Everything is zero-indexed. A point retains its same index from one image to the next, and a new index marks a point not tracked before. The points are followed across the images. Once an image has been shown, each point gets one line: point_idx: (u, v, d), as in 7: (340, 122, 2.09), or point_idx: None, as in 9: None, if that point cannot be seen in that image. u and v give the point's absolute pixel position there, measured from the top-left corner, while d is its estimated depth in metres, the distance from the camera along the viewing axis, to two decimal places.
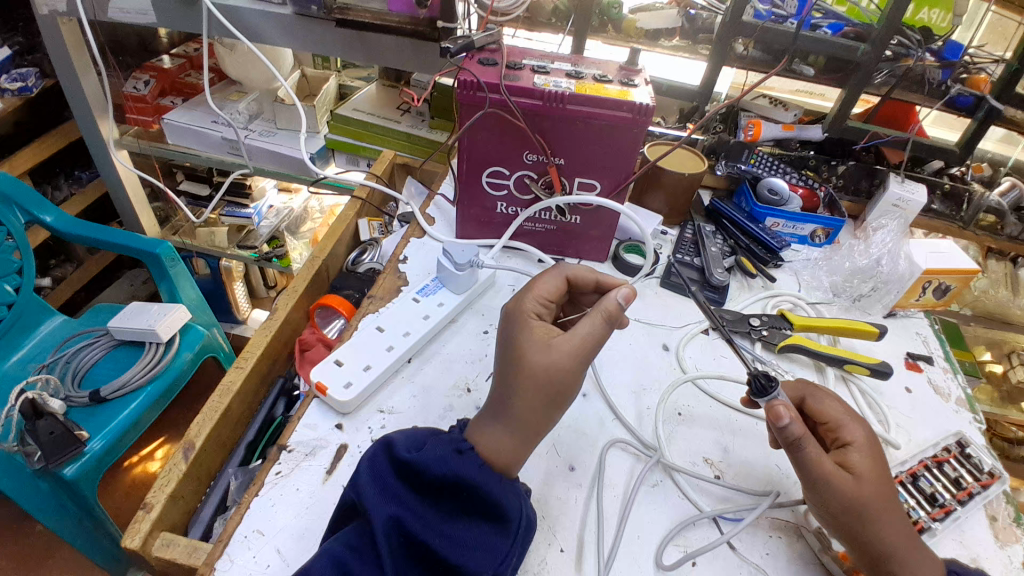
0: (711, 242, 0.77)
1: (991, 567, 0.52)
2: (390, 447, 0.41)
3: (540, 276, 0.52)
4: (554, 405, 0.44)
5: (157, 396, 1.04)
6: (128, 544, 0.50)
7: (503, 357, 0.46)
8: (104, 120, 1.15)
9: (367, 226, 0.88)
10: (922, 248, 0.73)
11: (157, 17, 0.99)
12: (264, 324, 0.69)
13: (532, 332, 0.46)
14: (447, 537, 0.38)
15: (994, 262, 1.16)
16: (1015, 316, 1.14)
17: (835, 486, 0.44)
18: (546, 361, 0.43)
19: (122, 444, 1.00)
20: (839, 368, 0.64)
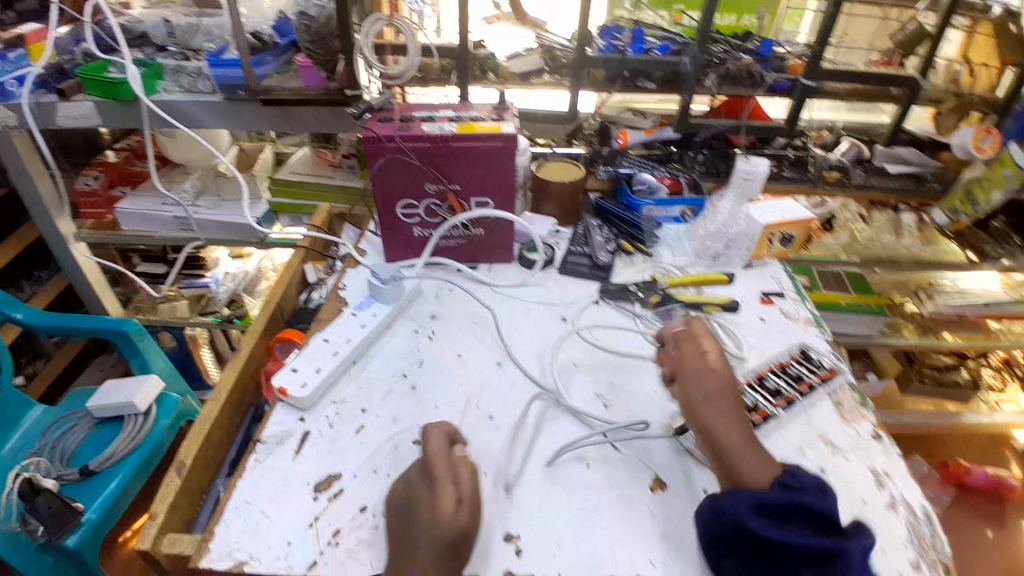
0: (597, 233, 0.94)
1: (838, 438, 0.66)
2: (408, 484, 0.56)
3: (429, 435, 0.57)
4: (454, 556, 0.50)
5: (137, 469, 1.11)
6: (140, 545, 0.61)
7: (408, 512, 0.52)
8: (62, 218, 1.27)
9: (313, 270, 1.02)
10: (763, 209, 0.90)
11: (100, 119, 1.13)
12: (230, 365, 0.81)
13: (423, 490, 0.53)
14: None
15: (878, 212, 1.32)
16: (901, 257, 1.23)
17: (703, 380, 0.61)
18: (445, 522, 0.50)
19: (113, 513, 1.08)
20: (700, 311, 0.81)
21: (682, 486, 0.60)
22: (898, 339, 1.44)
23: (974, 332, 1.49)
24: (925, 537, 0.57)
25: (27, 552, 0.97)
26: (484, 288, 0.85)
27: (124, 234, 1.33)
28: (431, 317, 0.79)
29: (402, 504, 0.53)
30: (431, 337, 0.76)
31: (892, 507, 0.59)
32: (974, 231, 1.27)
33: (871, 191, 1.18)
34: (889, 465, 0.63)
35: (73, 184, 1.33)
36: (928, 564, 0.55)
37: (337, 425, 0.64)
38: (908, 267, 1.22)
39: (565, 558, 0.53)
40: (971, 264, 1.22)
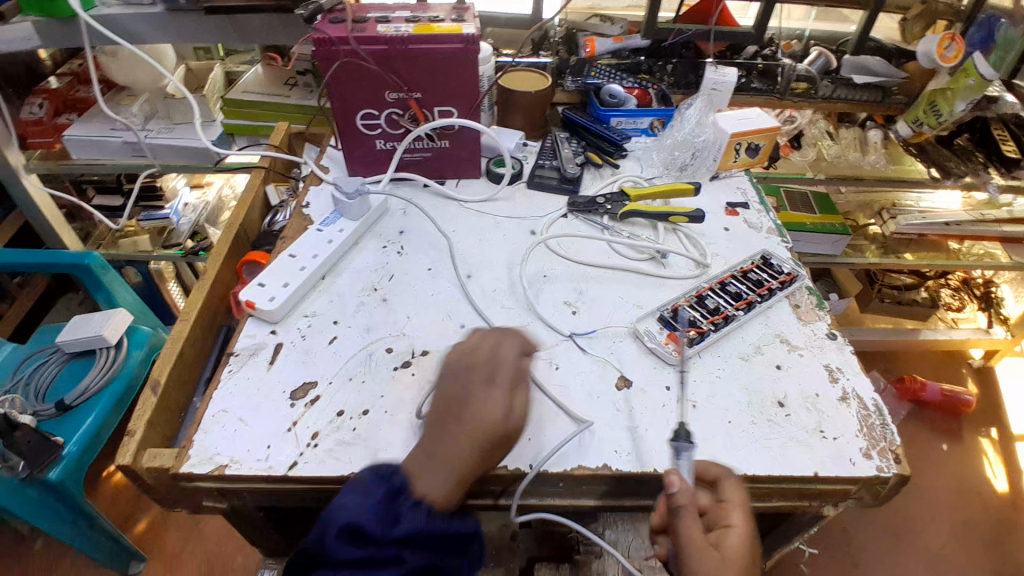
0: (565, 146, 0.92)
1: (796, 338, 0.70)
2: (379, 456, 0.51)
3: (507, 339, 0.55)
4: (492, 453, 0.50)
5: (115, 403, 1.09)
6: (120, 462, 0.61)
7: (452, 406, 0.51)
8: (8, 150, 1.19)
9: (275, 192, 0.99)
10: (731, 118, 0.90)
11: (42, 41, 1.04)
12: (198, 285, 0.80)
13: (476, 384, 0.52)
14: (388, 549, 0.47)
15: (845, 130, 1.34)
16: (865, 172, 1.26)
17: None
18: (495, 423, 0.50)
19: (93, 448, 1.07)
20: (667, 222, 0.82)
21: (646, 383, 0.63)
22: (862, 259, 1.49)
23: (936, 252, 1.55)
24: (875, 427, 0.62)
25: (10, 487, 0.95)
26: (452, 203, 0.84)
27: (75, 163, 1.26)
28: (400, 233, 0.78)
29: (455, 387, 0.52)
30: (401, 252, 0.76)
31: (845, 401, 0.64)
32: (937, 148, 1.27)
33: (836, 103, 1.19)
34: (842, 360, 0.68)
35: (19, 113, 1.25)
36: (877, 452, 0.60)
37: (309, 336, 0.64)
38: (870, 184, 1.25)
39: (535, 450, 0.57)
40: (933, 181, 1.22)
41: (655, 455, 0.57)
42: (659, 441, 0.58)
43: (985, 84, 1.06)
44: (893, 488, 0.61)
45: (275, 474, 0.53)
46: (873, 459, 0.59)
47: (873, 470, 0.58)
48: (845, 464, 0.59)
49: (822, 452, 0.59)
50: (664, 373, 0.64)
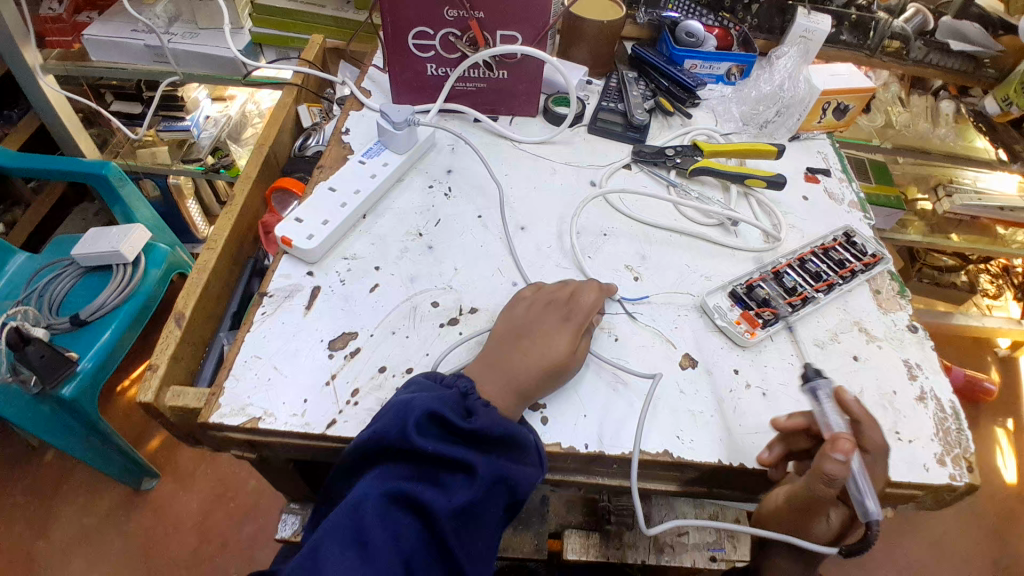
0: (633, 88, 0.82)
1: (873, 326, 0.64)
2: (436, 415, 0.46)
3: (584, 288, 0.57)
4: (544, 382, 0.51)
5: (133, 317, 1.06)
6: (143, 398, 0.58)
7: (525, 331, 0.53)
8: (26, 46, 1.11)
9: (308, 113, 0.91)
10: (822, 73, 0.81)
11: None
12: (225, 212, 0.74)
13: (548, 318, 0.54)
14: (429, 485, 0.44)
15: (916, 97, 1.22)
16: (934, 145, 1.16)
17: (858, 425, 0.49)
18: (549, 354, 0.51)
19: (111, 362, 1.03)
20: (740, 185, 0.74)
21: (713, 365, 0.58)
22: (905, 236, 1.40)
23: (981, 236, 1.46)
24: (951, 432, 0.57)
25: (22, 405, 0.92)
26: (503, 142, 0.76)
27: (95, 66, 1.17)
28: (447, 172, 0.71)
29: (525, 317, 0.55)
30: (447, 194, 0.69)
31: (922, 401, 0.59)
32: (1007, 130, 1.15)
33: (926, 69, 1.11)
34: (923, 356, 0.62)
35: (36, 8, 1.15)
36: (951, 459, 0.55)
37: (349, 281, 0.59)
38: (936, 160, 1.16)
39: (592, 430, 0.52)
40: (998, 164, 1.15)
41: (721, 446, 0.52)
42: (727, 433, 0.53)
43: None
44: (958, 496, 0.56)
45: (312, 431, 0.49)
46: (947, 467, 0.55)
47: (946, 479, 0.54)
48: (917, 470, 0.54)
49: (895, 455, 0.55)
50: (732, 355, 0.58)
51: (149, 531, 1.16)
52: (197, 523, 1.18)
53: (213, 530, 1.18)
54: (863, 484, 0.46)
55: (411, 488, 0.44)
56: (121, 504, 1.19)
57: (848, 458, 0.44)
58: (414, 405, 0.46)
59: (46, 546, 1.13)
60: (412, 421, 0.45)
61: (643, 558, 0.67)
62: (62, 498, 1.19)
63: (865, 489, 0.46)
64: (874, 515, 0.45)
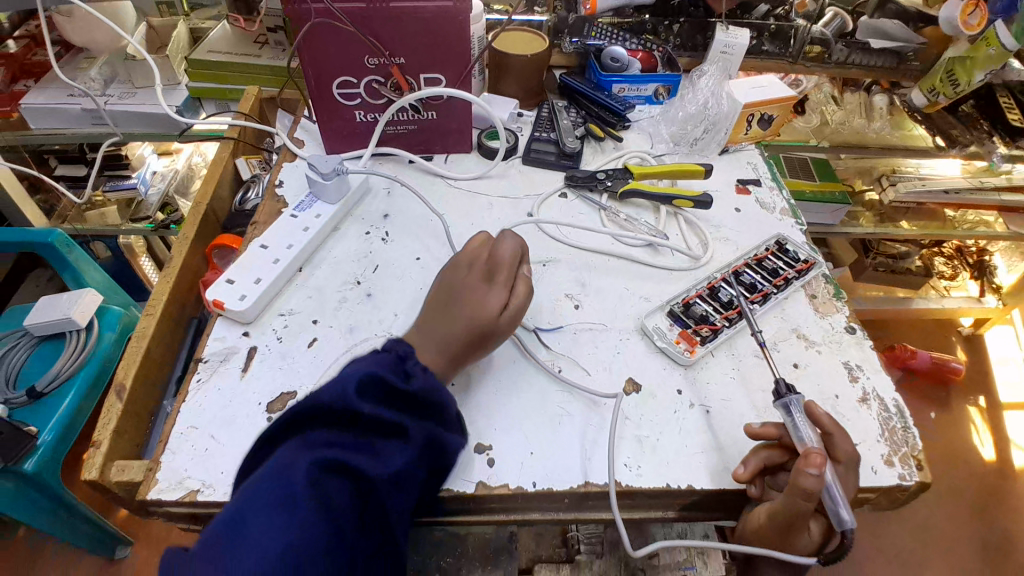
0: (563, 116, 0.84)
1: (812, 331, 0.65)
2: (378, 377, 0.45)
3: (503, 241, 0.58)
4: (477, 345, 0.53)
5: (91, 385, 1.03)
6: (87, 477, 0.56)
7: (454, 293, 0.54)
8: None
9: (246, 165, 0.90)
10: (742, 87, 0.84)
11: None
12: (163, 273, 0.73)
13: (473, 276, 0.55)
14: (362, 453, 0.43)
15: (851, 94, 1.26)
16: (871, 140, 1.20)
17: (834, 443, 0.51)
18: (479, 313, 0.52)
19: (71, 433, 1.00)
20: (669, 205, 0.75)
21: (656, 386, 0.58)
22: (856, 228, 1.44)
23: (932, 221, 1.49)
24: (897, 431, 0.58)
25: None
26: (439, 182, 0.77)
27: (35, 134, 1.16)
28: (384, 217, 0.71)
29: (452, 279, 0.55)
30: (385, 239, 0.69)
31: (865, 403, 0.60)
32: (943, 117, 1.21)
33: (849, 69, 1.15)
34: (862, 357, 0.63)
35: None
36: (899, 459, 0.56)
37: (286, 338, 0.58)
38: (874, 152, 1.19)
39: (539, 468, 0.52)
40: (937, 150, 1.18)
41: (668, 471, 0.53)
42: (674, 456, 0.54)
43: (1006, 55, 1.01)
44: (912, 494, 0.57)
45: None
46: (896, 467, 0.56)
47: (895, 480, 0.55)
48: (867, 474, 0.55)
49: None
50: (675, 375, 0.59)
51: None
52: None
53: None
54: (837, 494, 0.47)
55: (347, 456, 0.42)
56: None
57: (822, 472, 0.45)
58: (352, 373, 0.45)
59: None
60: (355, 388, 0.44)
61: None
62: None
63: (839, 499, 0.47)
64: (847, 525, 0.46)
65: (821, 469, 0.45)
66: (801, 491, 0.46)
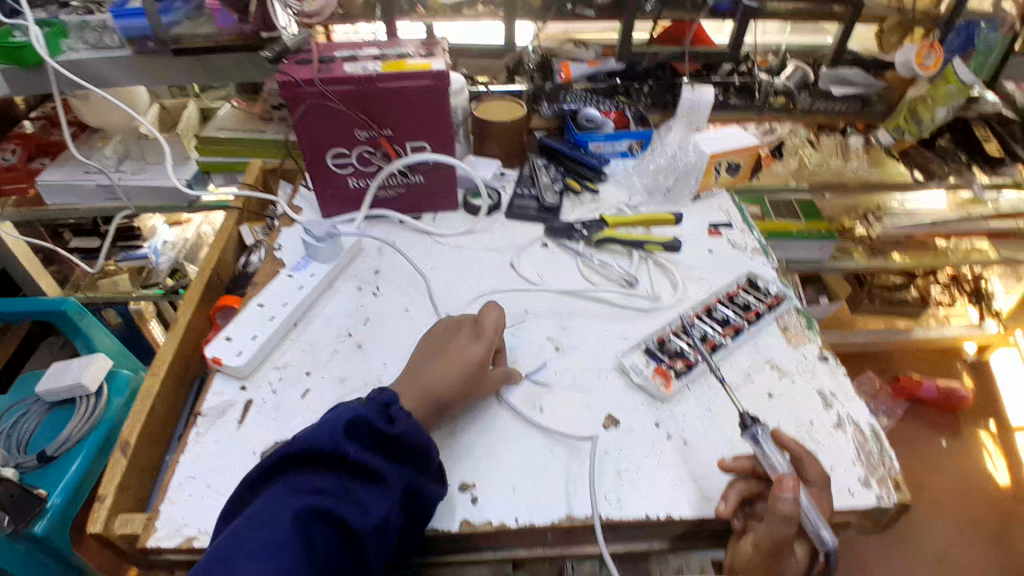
0: (543, 174, 0.91)
1: (786, 361, 0.68)
2: (365, 424, 0.48)
3: (489, 307, 0.63)
4: (470, 384, 0.57)
5: (99, 448, 1.04)
6: (90, 531, 0.58)
7: (441, 345, 0.59)
8: None
9: (249, 232, 0.97)
10: (707, 138, 0.90)
11: (9, 88, 0.97)
12: (169, 335, 0.77)
13: (461, 335, 0.60)
14: (346, 500, 0.46)
15: (824, 135, 1.32)
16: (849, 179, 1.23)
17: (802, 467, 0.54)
18: (465, 357, 0.57)
19: (78, 498, 1.02)
20: (642, 251, 0.81)
21: (635, 421, 0.61)
22: (850, 264, 1.47)
23: (923, 251, 1.52)
24: (872, 454, 0.60)
25: None
26: (426, 239, 0.82)
27: (49, 209, 1.23)
28: (374, 273, 0.76)
29: (441, 340, 0.60)
30: (375, 293, 0.73)
31: (840, 427, 0.62)
32: (919, 151, 1.23)
33: (815, 115, 1.22)
34: (836, 386, 0.66)
35: None
36: (876, 481, 0.58)
37: (280, 390, 0.62)
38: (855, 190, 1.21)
39: (521, 504, 0.54)
40: (917, 184, 1.21)
41: (647, 502, 0.54)
42: (653, 488, 0.56)
43: (965, 89, 1.09)
44: (894, 517, 0.59)
45: None
46: (872, 488, 0.57)
47: (873, 500, 0.56)
48: (845, 496, 0.56)
49: None
50: (653, 410, 0.62)
51: None
52: None
53: None
54: (815, 516, 0.49)
55: (333, 504, 0.45)
56: None
57: (795, 495, 0.47)
58: (342, 417, 0.48)
59: None
60: (339, 434, 0.47)
61: None
62: None
63: (818, 520, 0.49)
64: (829, 544, 0.47)
65: (793, 493, 0.47)
66: (779, 517, 0.47)
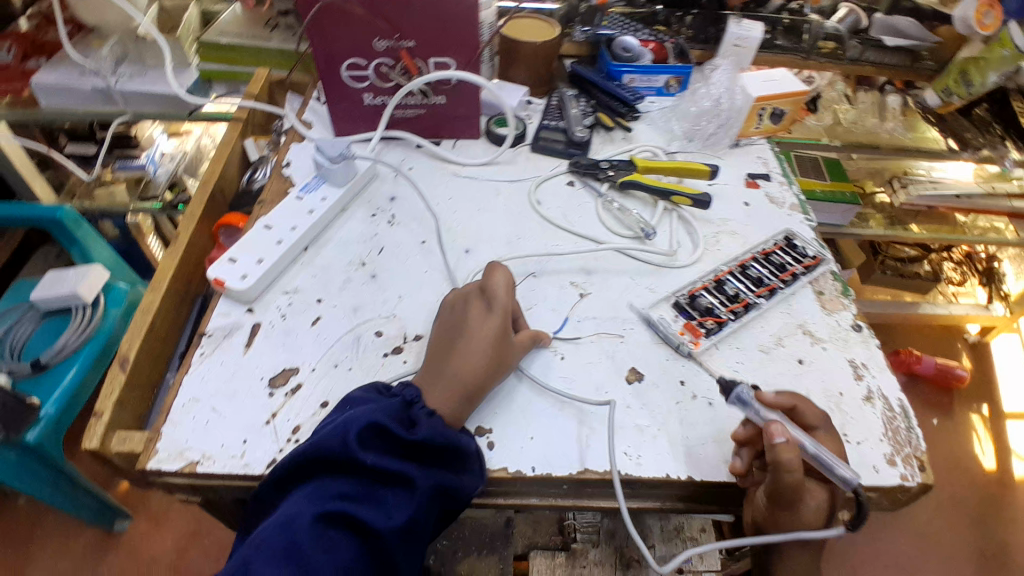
0: (573, 105, 0.83)
1: (818, 326, 0.65)
2: (380, 427, 0.45)
3: (494, 271, 0.56)
4: (502, 358, 0.52)
5: (96, 358, 1.02)
6: (88, 446, 0.57)
7: (454, 321, 0.53)
8: None
9: (254, 146, 0.91)
10: (756, 79, 0.83)
11: None
12: (170, 249, 0.73)
13: (471, 309, 0.53)
14: (369, 503, 0.43)
15: (863, 93, 1.24)
16: (882, 141, 1.18)
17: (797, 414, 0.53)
18: (484, 332, 0.52)
19: (74, 406, 1.00)
20: (666, 203, 0.74)
21: (659, 376, 0.58)
22: (865, 230, 1.41)
23: (941, 224, 1.47)
24: (900, 432, 0.58)
25: None
26: (445, 168, 0.76)
27: (44, 111, 1.15)
28: (390, 200, 0.71)
29: (451, 318, 0.54)
30: (391, 222, 0.69)
31: (869, 400, 0.60)
32: (956, 119, 1.19)
33: (863, 66, 1.13)
34: (868, 355, 0.63)
35: None
36: (901, 459, 0.56)
37: (290, 316, 0.58)
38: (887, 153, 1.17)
39: (538, 452, 0.52)
40: (950, 153, 1.17)
41: (668, 459, 0.53)
42: (676, 445, 0.54)
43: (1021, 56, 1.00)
44: (913, 495, 0.57)
45: (251, 472, 0.48)
46: (898, 467, 0.56)
47: (897, 479, 0.55)
48: (868, 472, 0.55)
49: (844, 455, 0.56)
50: (679, 365, 0.59)
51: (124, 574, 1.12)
52: (172, 564, 1.14)
53: (189, 567, 1.13)
54: (826, 459, 0.49)
55: (355, 508, 0.42)
56: (94, 547, 1.15)
57: (788, 440, 0.47)
58: (355, 419, 0.44)
59: None
60: (352, 437, 0.44)
61: None
62: (32, 552, 1.14)
63: (830, 462, 0.48)
64: (853, 482, 0.47)
65: (786, 436, 0.47)
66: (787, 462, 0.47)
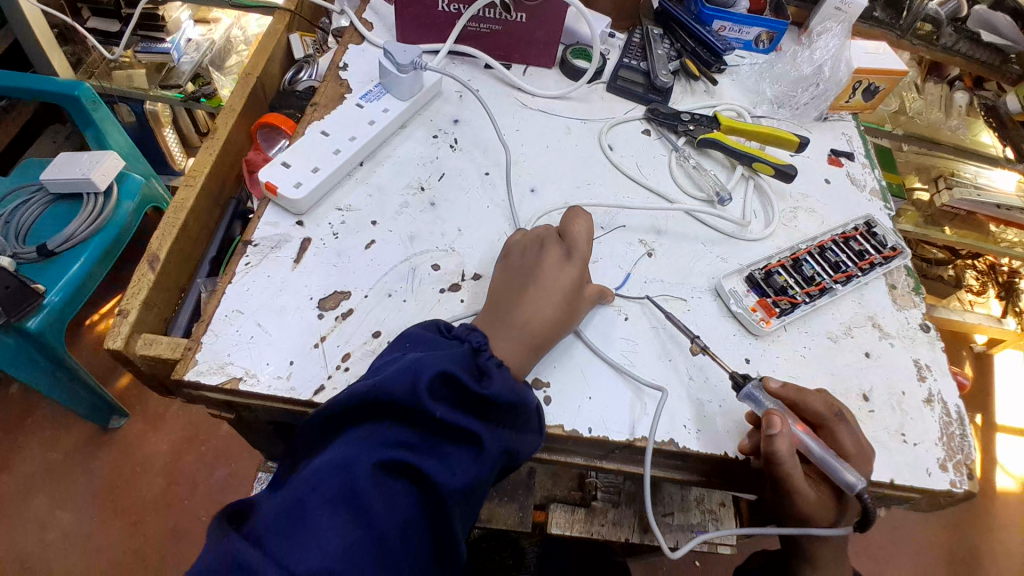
0: (659, 45, 0.76)
1: (888, 322, 0.61)
2: (450, 376, 0.41)
3: (575, 217, 0.52)
4: (571, 311, 0.49)
5: (104, 251, 0.98)
6: (111, 345, 0.53)
7: (526, 264, 0.50)
8: None
9: (300, 42, 0.83)
10: (860, 48, 0.76)
11: None
12: (207, 145, 0.67)
13: (548, 254, 0.50)
14: (431, 456, 0.40)
15: (932, 85, 1.17)
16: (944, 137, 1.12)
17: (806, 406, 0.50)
18: (558, 280, 0.49)
19: (78, 298, 0.96)
20: (747, 167, 0.68)
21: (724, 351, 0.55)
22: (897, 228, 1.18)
23: None
24: (955, 438, 0.55)
25: None
26: (513, 95, 0.70)
27: None
28: (453, 122, 0.65)
29: (525, 262, 0.50)
30: (453, 146, 0.63)
31: (929, 403, 0.57)
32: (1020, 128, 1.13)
33: (953, 57, 1.05)
34: (934, 357, 0.60)
35: None
36: (952, 465, 0.54)
37: (342, 235, 0.54)
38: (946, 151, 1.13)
39: (596, 413, 0.50)
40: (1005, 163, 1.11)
41: (727, 439, 0.50)
42: (736, 427, 0.51)
43: None
44: (953, 501, 0.55)
45: (297, 398, 0.45)
46: (948, 472, 0.54)
47: (946, 484, 0.53)
48: (920, 475, 0.53)
49: (899, 457, 0.54)
50: (745, 343, 0.56)
51: (119, 470, 1.12)
52: (168, 465, 1.14)
53: (186, 470, 1.13)
54: (831, 462, 0.47)
55: (416, 458, 0.40)
56: (92, 438, 1.14)
57: (783, 433, 0.45)
58: (426, 366, 0.41)
59: (11, 482, 1.09)
60: (422, 387, 0.40)
61: (626, 536, 0.69)
62: (30, 436, 1.14)
63: (836, 465, 0.46)
64: (858, 487, 0.45)
65: (782, 429, 0.45)
66: (784, 455, 0.46)
